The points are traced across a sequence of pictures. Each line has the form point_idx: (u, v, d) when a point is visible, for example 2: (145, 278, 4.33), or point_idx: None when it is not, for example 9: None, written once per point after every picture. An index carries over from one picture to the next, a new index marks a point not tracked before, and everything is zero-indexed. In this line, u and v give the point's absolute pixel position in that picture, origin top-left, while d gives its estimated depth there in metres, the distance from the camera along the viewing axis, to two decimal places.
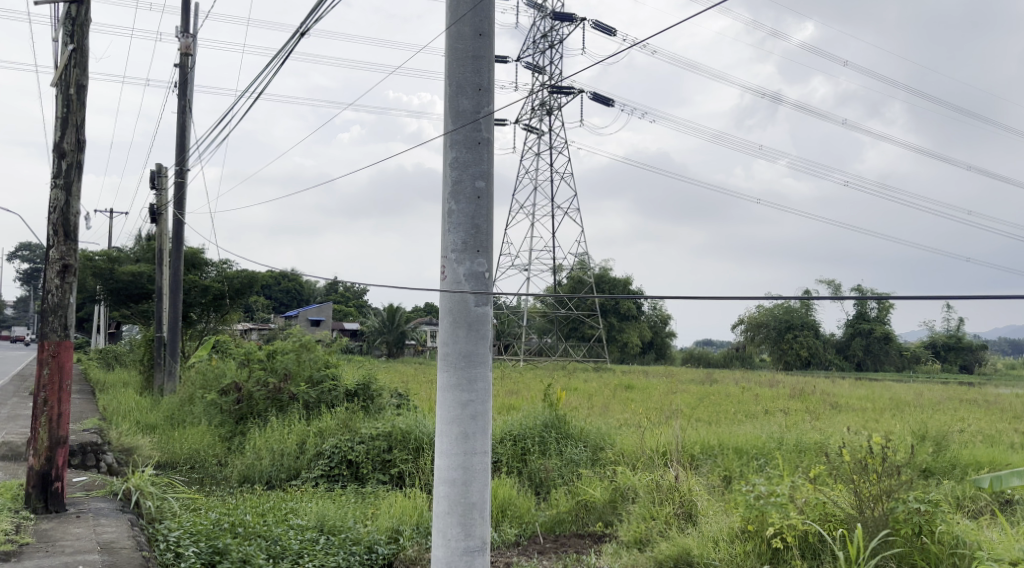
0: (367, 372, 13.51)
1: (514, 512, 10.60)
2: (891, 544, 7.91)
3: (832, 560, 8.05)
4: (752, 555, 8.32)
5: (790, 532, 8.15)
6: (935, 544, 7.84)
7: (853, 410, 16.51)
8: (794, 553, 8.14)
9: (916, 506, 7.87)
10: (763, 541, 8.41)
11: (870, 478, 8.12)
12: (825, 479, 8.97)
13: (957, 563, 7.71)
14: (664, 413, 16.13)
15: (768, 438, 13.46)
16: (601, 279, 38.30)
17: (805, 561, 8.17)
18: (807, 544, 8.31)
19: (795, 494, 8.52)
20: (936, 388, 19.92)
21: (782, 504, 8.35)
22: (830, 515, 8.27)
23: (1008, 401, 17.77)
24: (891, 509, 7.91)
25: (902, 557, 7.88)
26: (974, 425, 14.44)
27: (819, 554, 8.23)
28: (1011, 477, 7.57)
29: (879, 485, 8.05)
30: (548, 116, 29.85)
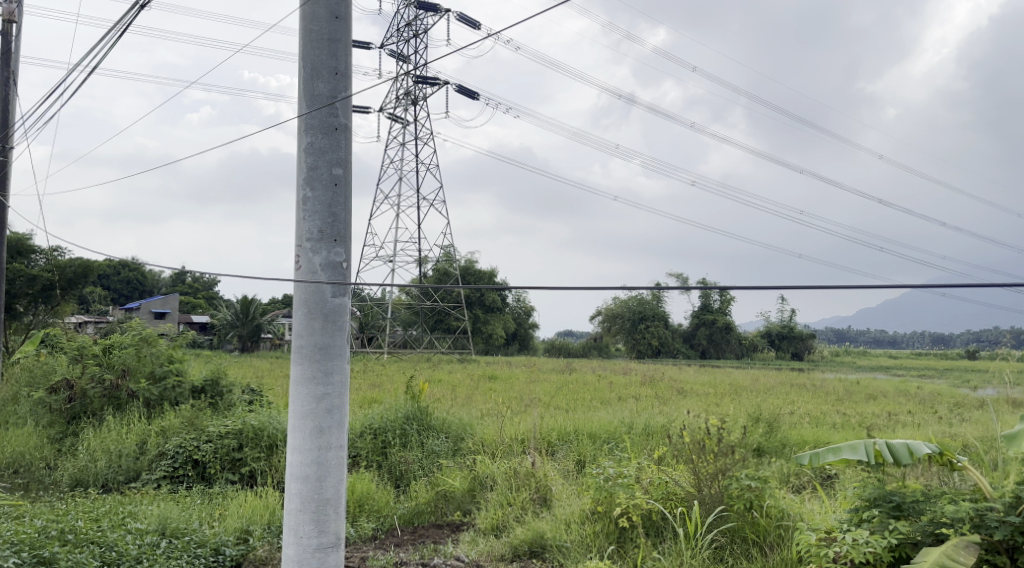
0: (215, 367, 12.97)
1: (372, 506, 10.43)
2: (725, 518, 8.33)
3: (673, 536, 8.38)
4: (601, 534, 8.61)
5: (635, 512, 8.48)
6: (763, 518, 8.28)
7: (697, 394, 17.27)
8: (638, 532, 8.42)
9: (747, 482, 8.31)
10: (611, 521, 8.72)
11: (708, 457, 8.54)
12: (668, 458, 9.47)
13: (782, 535, 8.16)
14: (523, 402, 16.31)
15: (619, 422, 13.83)
16: (466, 270, 38.37)
17: (649, 539, 8.48)
18: (651, 522, 8.61)
19: (641, 475, 8.88)
20: (771, 374, 21.04)
21: (628, 485, 8.71)
22: (672, 493, 8.62)
23: (832, 385, 19.03)
24: (726, 486, 8.36)
25: (734, 531, 8.27)
26: (803, 407, 15.36)
27: (661, 530, 8.56)
28: (827, 453, 8.06)
29: (715, 464, 8.46)
30: (412, 105, 29.50)
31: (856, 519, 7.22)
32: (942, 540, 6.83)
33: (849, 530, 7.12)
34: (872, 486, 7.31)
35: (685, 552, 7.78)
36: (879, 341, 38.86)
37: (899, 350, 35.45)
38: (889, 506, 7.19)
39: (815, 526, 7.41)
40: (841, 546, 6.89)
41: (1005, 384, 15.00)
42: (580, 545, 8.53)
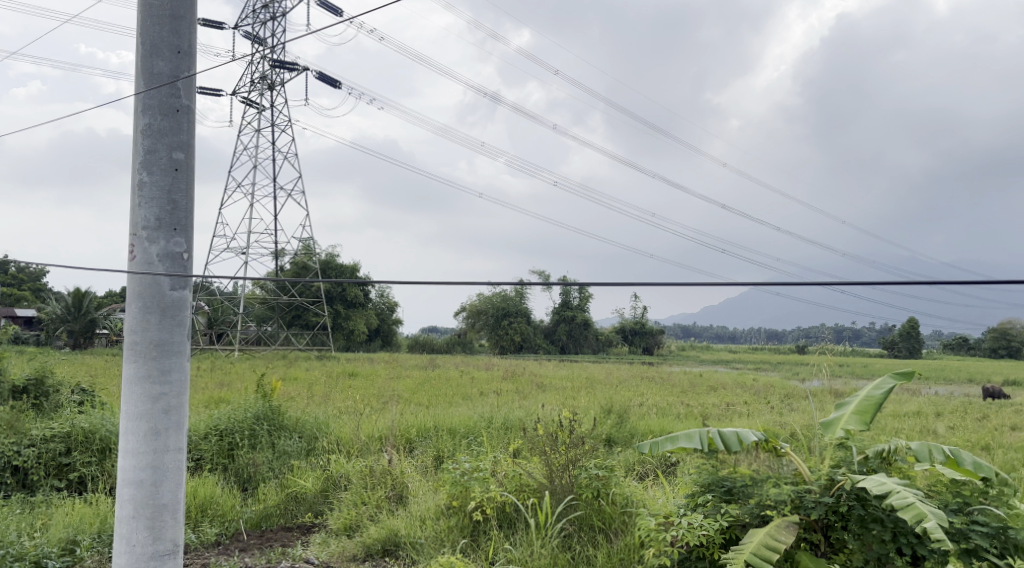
0: (41, 366, 11.99)
1: (215, 511, 9.88)
2: (574, 507, 8.54)
3: (525, 527, 8.45)
4: (455, 530, 8.51)
5: (489, 504, 8.50)
6: (609, 506, 8.54)
7: (555, 388, 17.45)
8: (491, 525, 8.46)
9: (594, 471, 8.61)
10: (466, 515, 8.65)
11: (559, 448, 8.75)
12: (522, 451, 9.56)
13: (625, 522, 8.40)
14: (382, 399, 15.97)
15: (478, 417, 13.75)
16: (326, 264, 37.44)
17: (501, 531, 8.52)
18: (504, 515, 8.68)
19: (495, 468, 8.99)
20: (624, 368, 21.56)
21: (483, 478, 8.71)
22: (524, 485, 8.75)
23: (680, 378, 19.72)
24: (575, 476, 8.63)
25: (581, 518, 8.48)
26: (652, 399, 15.81)
27: (515, 522, 8.64)
28: (664, 442, 8.78)
29: (566, 455, 8.70)
30: (268, 91, 28.43)
31: (693, 504, 7.96)
32: (766, 520, 7.54)
33: (685, 514, 7.82)
34: (707, 473, 8.04)
35: (537, 542, 7.91)
36: (721, 336, 40.86)
37: (738, 344, 37.18)
38: (722, 491, 7.91)
39: (655, 511, 8.04)
40: (678, 530, 7.55)
41: (823, 375, 16.07)
42: (434, 541, 8.39)
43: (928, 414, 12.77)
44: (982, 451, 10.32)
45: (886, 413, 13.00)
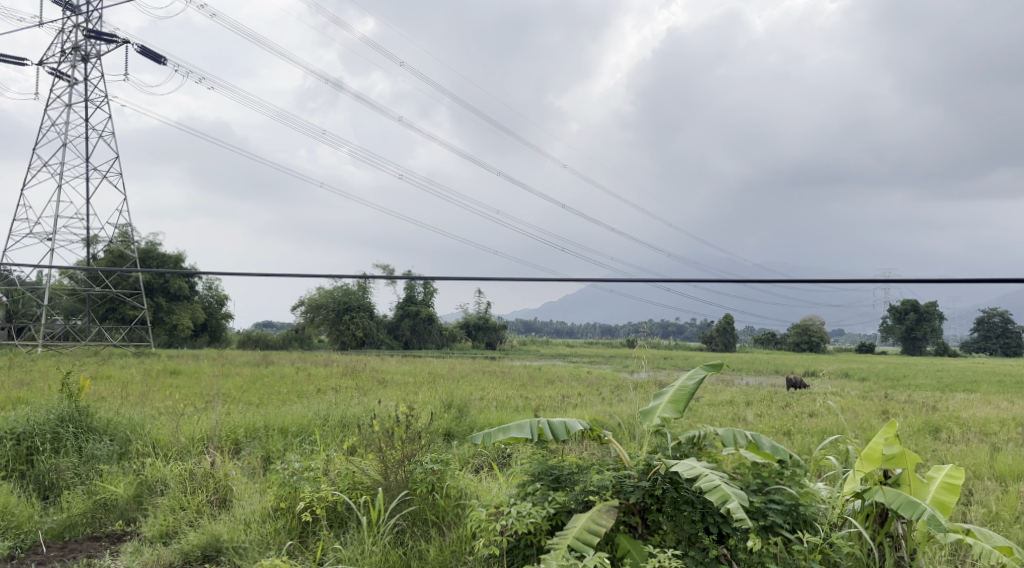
0: None
1: (10, 523, 8.96)
2: (408, 502, 8.61)
3: (356, 525, 8.49)
4: (282, 531, 8.45)
5: (319, 504, 8.42)
6: (443, 499, 8.61)
7: (396, 384, 17.11)
8: (321, 525, 8.42)
9: (430, 466, 8.65)
10: (294, 516, 8.57)
11: (395, 444, 8.79)
12: (357, 448, 9.40)
13: (458, 514, 8.55)
14: (206, 398, 15.13)
15: (314, 415, 13.21)
16: (148, 253, 35.26)
17: (332, 530, 8.50)
18: (336, 514, 8.64)
19: (327, 468, 8.88)
20: (465, 363, 21.48)
21: (314, 478, 8.64)
22: (357, 483, 8.72)
23: (519, 372, 19.84)
24: (410, 471, 8.65)
25: (416, 513, 8.56)
26: (491, 393, 15.82)
27: (346, 521, 8.62)
28: (497, 433, 8.85)
29: (402, 450, 8.75)
30: (82, 64, 26.39)
31: (522, 493, 8.10)
32: (589, 507, 7.86)
33: (515, 503, 7.95)
34: (536, 463, 8.31)
35: (367, 540, 8.05)
36: (559, 330, 41.63)
37: (574, 338, 38.00)
38: (549, 479, 8.17)
39: (486, 501, 8.09)
40: (507, 518, 7.67)
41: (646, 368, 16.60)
42: (261, 544, 8.33)
43: (734, 402, 13.45)
44: (782, 436, 10.84)
45: (703, 402, 13.52)
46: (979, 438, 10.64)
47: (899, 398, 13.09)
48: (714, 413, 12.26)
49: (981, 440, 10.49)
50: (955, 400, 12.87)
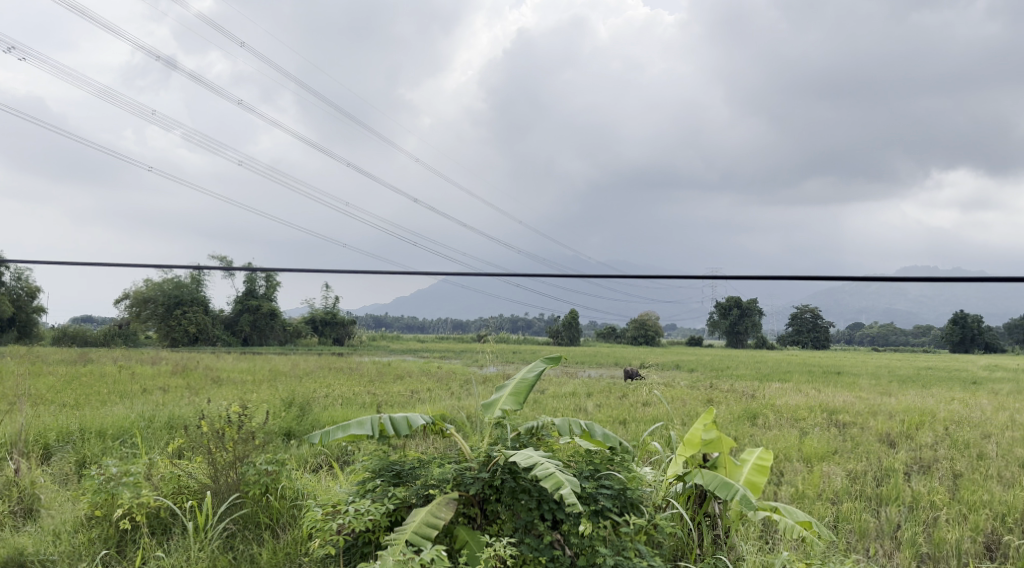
0: None
1: None
2: (240, 505, 8.19)
3: (181, 532, 7.94)
4: (97, 542, 7.78)
5: (138, 511, 7.79)
6: (278, 500, 8.21)
7: (234, 382, 16.29)
8: (142, 533, 7.78)
9: (264, 467, 8.19)
10: (111, 525, 7.90)
11: (226, 446, 8.24)
12: (186, 450, 8.81)
13: (294, 515, 8.17)
14: (14, 399, 13.82)
15: (138, 416, 12.29)
16: None
17: (153, 538, 7.88)
18: (158, 520, 8.03)
19: (150, 471, 8.24)
20: (309, 359, 20.76)
21: (133, 483, 7.88)
22: (183, 487, 8.15)
23: (366, 367, 19.36)
24: (242, 473, 8.18)
25: (247, 516, 8.15)
26: (337, 389, 15.33)
27: (170, 527, 8.01)
28: (335, 430, 8.48)
29: (234, 451, 8.22)
30: None
31: (361, 490, 7.83)
32: (430, 500, 7.65)
33: (354, 501, 7.70)
34: (377, 459, 8.04)
35: (193, 546, 7.55)
36: (409, 326, 41.16)
37: (425, 333, 37.63)
38: (390, 475, 7.91)
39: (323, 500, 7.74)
40: (344, 517, 7.42)
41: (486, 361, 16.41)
42: (70, 557, 7.64)
43: (574, 393, 13.56)
44: (619, 425, 10.99)
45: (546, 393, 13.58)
46: (791, 424, 11.16)
47: (722, 387, 13.62)
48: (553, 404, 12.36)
49: (794, 426, 11.03)
50: (771, 388, 13.51)
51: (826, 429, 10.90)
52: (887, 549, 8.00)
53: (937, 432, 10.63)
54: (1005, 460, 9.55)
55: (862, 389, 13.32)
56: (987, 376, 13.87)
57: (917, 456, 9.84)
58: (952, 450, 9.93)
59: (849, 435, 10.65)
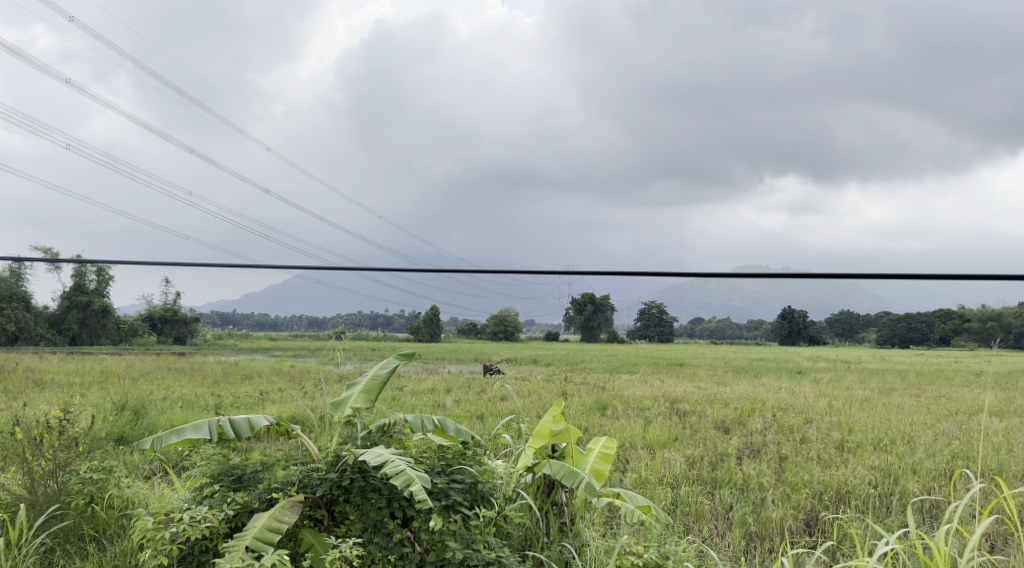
0: None
1: None
2: (60, 517, 7.46)
3: None
4: None
5: None
6: (104, 511, 7.48)
7: (60, 385, 15.06)
8: None
9: (88, 474, 7.39)
10: None
11: (44, 453, 7.47)
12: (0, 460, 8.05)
13: (123, 526, 7.47)
14: None
15: None
16: None
17: None
18: None
19: None
20: (147, 358, 19.51)
21: None
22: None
23: (211, 366, 18.37)
24: (63, 483, 7.41)
25: (69, 530, 7.43)
26: (177, 391, 14.44)
27: None
28: (169, 436, 7.85)
29: (53, 460, 7.45)
30: None
31: (198, 497, 7.28)
32: (274, 504, 7.20)
33: (188, 508, 7.16)
34: (215, 462, 7.43)
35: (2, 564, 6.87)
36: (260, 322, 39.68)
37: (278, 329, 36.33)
38: (230, 479, 7.36)
39: (154, 508, 7.17)
40: (179, 525, 6.92)
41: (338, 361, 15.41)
42: None
43: (432, 388, 13.30)
44: (475, 420, 10.84)
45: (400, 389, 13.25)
46: (637, 414, 11.32)
47: (576, 380, 13.62)
48: (415, 401, 11.97)
49: (639, 415, 11.20)
50: (620, 380, 13.70)
51: (668, 417, 11.11)
52: (719, 530, 8.30)
53: (767, 418, 11.03)
54: (825, 442, 9.93)
55: (700, 380, 13.74)
56: (812, 365, 14.54)
57: (749, 441, 10.14)
58: (778, 435, 10.28)
59: (689, 422, 10.90)
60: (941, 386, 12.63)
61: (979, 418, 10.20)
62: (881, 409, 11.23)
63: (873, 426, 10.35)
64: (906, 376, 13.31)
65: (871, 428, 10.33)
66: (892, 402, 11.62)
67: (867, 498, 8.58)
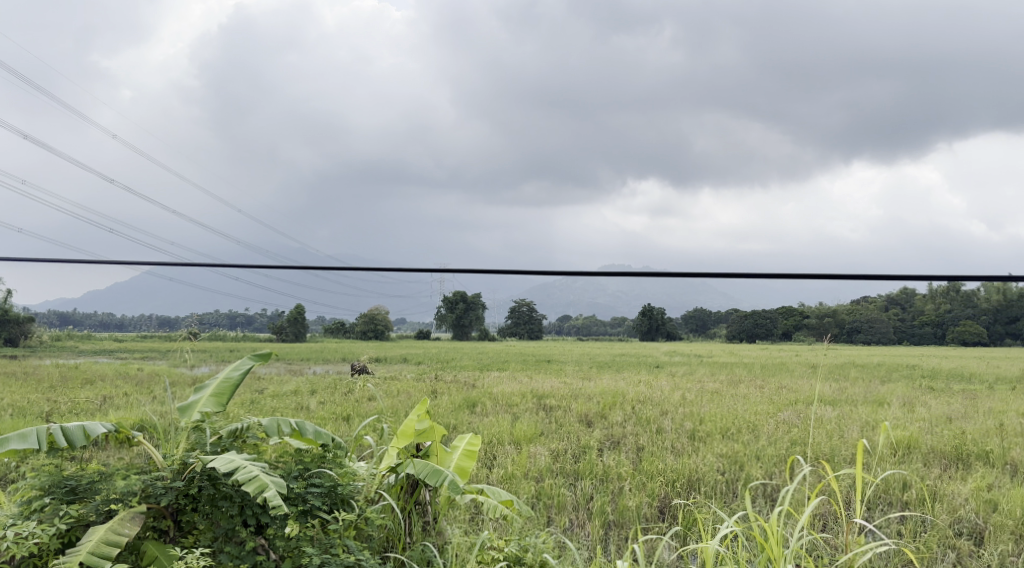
0: None
1: None
2: None
3: None
4: None
5: None
6: None
7: None
8: None
9: None
10: None
11: None
12: None
13: None
14: None
15: None
16: None
17: None
18: None
19: None
20: None
21: None
22: None
23: (48, 369, 17.04)
24: None
25: None
26: (6, 398, 13.25)
27: None
28: None
29: None
30: None
31: (25, 512, 6.67)
32: (112, 517, 6.69)
33: (14, 524, 6.57)
34: (45, 473, 6.78)
35: None
36: None
37: None
38: (63, 491, 6.77)
39: None
40: (2, 544, 6.41)
41: (188, 362, 14.09)
42: None
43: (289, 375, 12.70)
44: (342, 423, 9.98)
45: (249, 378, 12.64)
46: (505, 410, 11.23)
47: (445, 378, 13.25)
48: (278, 400, 11.08)
49: (507, 411, 11.14)
50: (490, 376, 13.47)
51: (535, 413, 11.09)
52: (579, 520, 8.38)
53: (626, 411, 11.18)
54: (678, 432, 10.17)
55: (565, 375, 13.86)
56: (668, 360, 14.89)
57: (609, 434, 10.23)
58: (636, 427, 10.44)
59: (554, 417, 10.91)
60: (782, 379, 13.21)
61: (815, 407, 10.66)
62: (729, 401, 11.60)
63: (721, 417, 10.65)
64: (752, 369, 13.83)
65: (719, 418, 10.63)
66: (739, 394, 12.01)
67: (715, 484, 8.82)
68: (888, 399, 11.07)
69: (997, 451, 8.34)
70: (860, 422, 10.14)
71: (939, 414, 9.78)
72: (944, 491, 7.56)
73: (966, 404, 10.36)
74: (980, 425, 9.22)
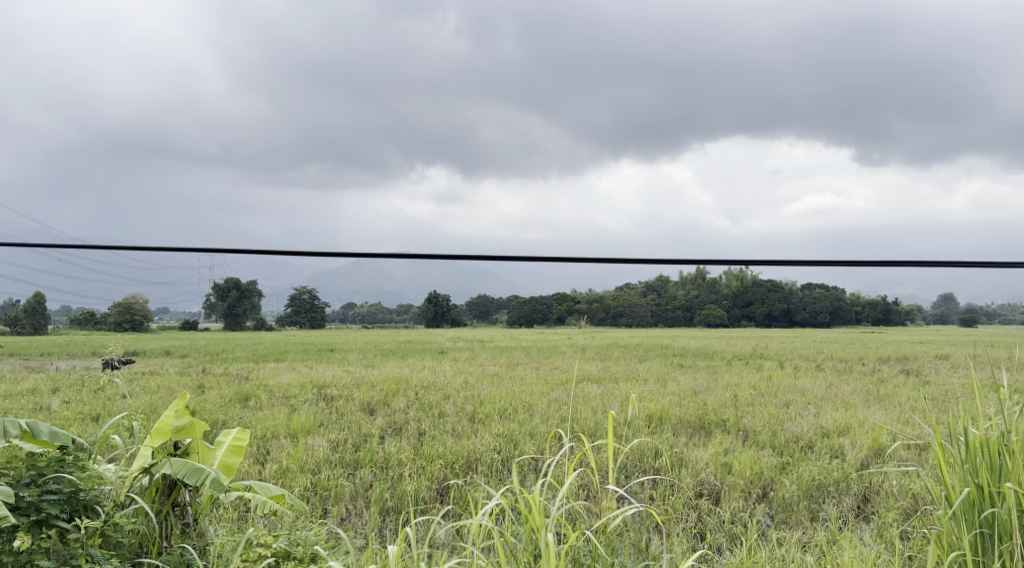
0: None
1: None
2: None
3: None
4: None
5: None
6: None
7: None
8: None
9: None
10: None
11: None
12: None
13: None
14: None
15: None
16: None
17: None
18: None
19: None
20: None
21: None
22: None
23: None
24: None
25: None
26: None
27: None
28: None
29: None
30: None
31: None
32: None
33: None
34: None
35: None
36: None
37: None
38: None
39: None
40: None
41: None
42: None
43: (28, 373, 11.48)
44: (91, 423, 9.24)
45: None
46: (282, 403, 10.87)
47: (215, 371, 12.54)
48: (12, 402, 10.00)
49: (285, 404, 10.79)
50: (265, 368, 12.91)
51: (315, 403, 10.82)
52: (356, 510, 8.27)
53: (409, 397, 11.17)
54: (459, 415, 10.29)
55: (349, 363, 13.62)
56: (451, 346, 15.00)
57: (391, 421, 10.18)
58: (419, 412, 10.46)
59: (335, 407, 10.69)
60: (555, 359, 13.79)
61: (583, 384, 11.18)
62: (507, 382, 11.91)
63: (499, 398, 10.91)
64: (528, 352, 14.26)
65: (498, 399, 10.89)
66: (516, 375, 12.38)
67: (492, 463, 9.02)
68: (644, 376, 11.82)
69: (732, 419, 9.18)
70: (619, 397, 10.77)
71: (686, 388, 10.60)
72: (688, 457, 8.19)
73: (708, 379, 11.31)
74: (719, 397, 10.12)
